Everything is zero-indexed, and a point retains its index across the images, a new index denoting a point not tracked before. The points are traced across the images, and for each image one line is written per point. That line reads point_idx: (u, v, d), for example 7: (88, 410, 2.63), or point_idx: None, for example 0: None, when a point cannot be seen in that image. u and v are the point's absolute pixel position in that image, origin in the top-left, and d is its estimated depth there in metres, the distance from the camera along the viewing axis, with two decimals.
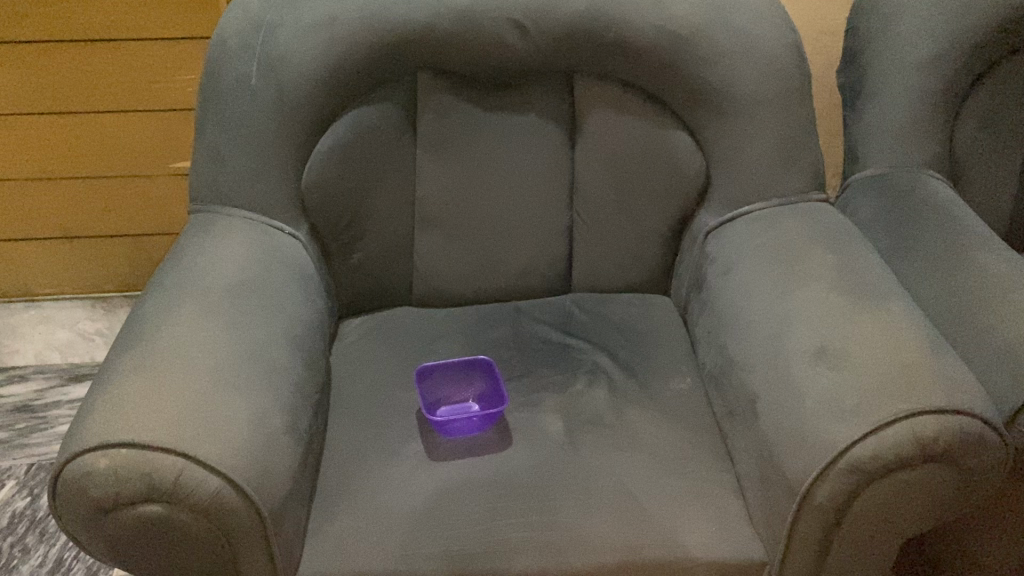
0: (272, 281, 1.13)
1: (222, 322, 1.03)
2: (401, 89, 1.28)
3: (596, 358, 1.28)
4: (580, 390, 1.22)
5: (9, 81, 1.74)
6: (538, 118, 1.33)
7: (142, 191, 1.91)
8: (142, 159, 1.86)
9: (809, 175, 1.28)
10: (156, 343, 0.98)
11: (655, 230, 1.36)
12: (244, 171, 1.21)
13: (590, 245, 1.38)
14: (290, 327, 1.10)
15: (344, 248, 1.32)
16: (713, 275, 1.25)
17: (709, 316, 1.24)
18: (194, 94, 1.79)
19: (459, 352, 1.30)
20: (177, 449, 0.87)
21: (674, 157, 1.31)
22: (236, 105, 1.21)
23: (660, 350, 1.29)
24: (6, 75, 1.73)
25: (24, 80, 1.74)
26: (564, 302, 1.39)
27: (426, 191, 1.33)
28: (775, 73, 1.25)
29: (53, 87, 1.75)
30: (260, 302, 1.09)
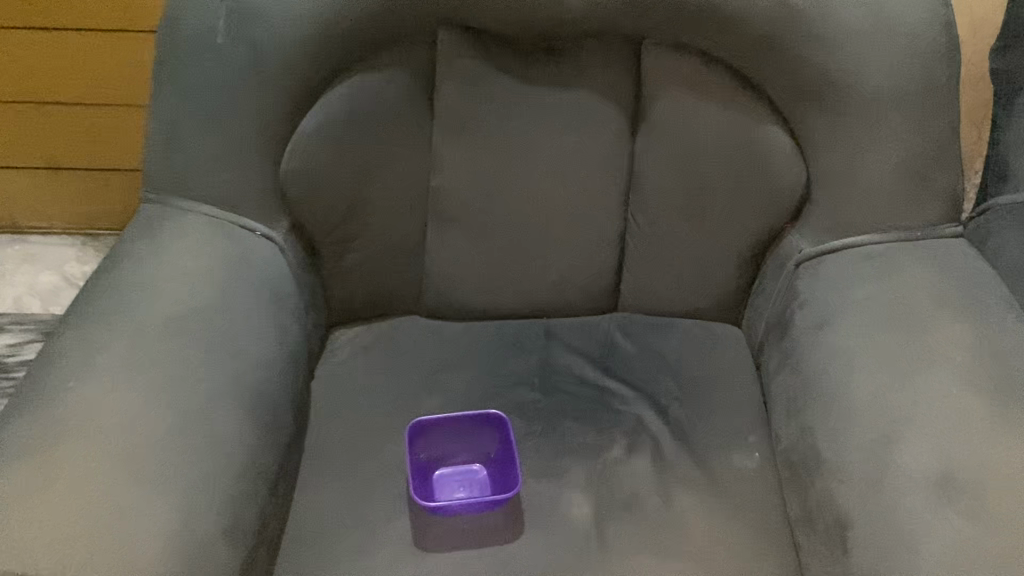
0: (229, 310, 0.88)
1: (153, 381, 0.79)
2: (413, 51, 0.99)
3: (641, 414, 1.02)
4: (615, 460, 0.97)
5: None
6: (590, 96, 1.02)
7: (132, 126, 1.65)
8: (128, 88, 1.60)
9: (943, 200, 0.97)
10: (60, 413, 0.75)
11: (730, 250, 1.07)
12: (208, 155, 0.95)
13: (645, 259, 1.09)
14: (246, 376, 0.85)
15: (336, 249, 1.05)
16: (801, 327, 0.97)
17: (792, 379, 0.96)
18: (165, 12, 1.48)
19: (471, 389, 1.04)
20: None
21: (766, 161, 1.00)
22: (198, 69, 0.93)
23: (724, 410, 1.02)
24: None
25: None
26: (606, 328, 1.12)
27: (441, 182, 1.05)
28: (914, 64, 0.93)
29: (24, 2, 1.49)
30: (210, 345, 0.84)
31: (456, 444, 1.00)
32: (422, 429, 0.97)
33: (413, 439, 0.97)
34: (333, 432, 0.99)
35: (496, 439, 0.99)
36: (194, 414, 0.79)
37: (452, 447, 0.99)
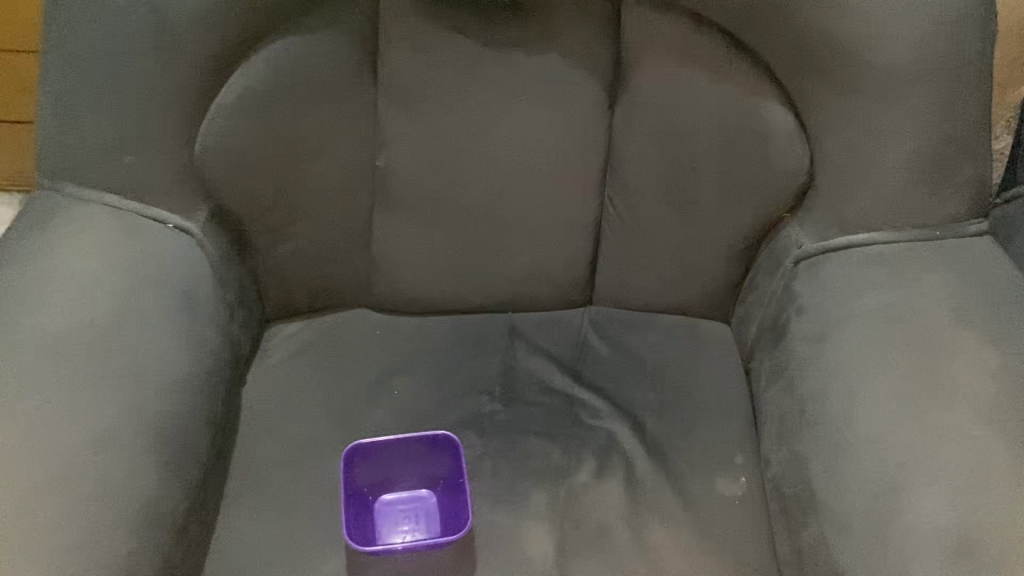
0: (126, 327, 0.77)
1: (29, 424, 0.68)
2: (352, 10, 0.83)
3: (613, 429, 0.90)
4: (583, 485, 0.86)
5: None
6: (562, 62, 0.86)
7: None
8: None
9: (968, 192, 0.84)
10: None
11: (720, 240, 0.93)
12: (107, 134, 0.80)
13: (623, 248, 0.96)
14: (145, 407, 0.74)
15: (267, 237, 0.92)
16: (799, 337, 0.85)
17: (785, 397, 0.84)
18: None
19: (422, 399, 0.93)
20: None
21: (763, 142, 0.86)
22: (88, 30, 0.78)
23: (706, 424, 0.90)
24: None
25: None
26: (578, 325, 0.99)
27: (389, 160, 0.90)
28: (947, 31, 0.78)
29: None
30: (101, 374, 0.73)
31: (402, 469, 0.89)
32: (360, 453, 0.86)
33: (351, 465, 0.86)
34: (263, 451, 0.87)
35: (448, 463, 0.88)
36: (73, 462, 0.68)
37: (398, 470, 0.88)
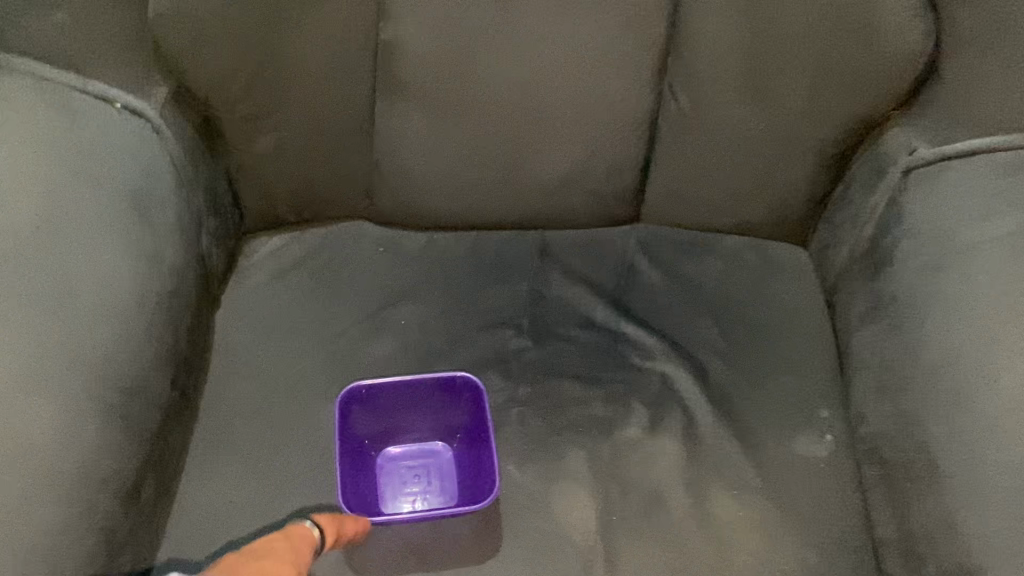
0: (56, 240, 0.59)
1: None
2: None
3: (669, 373, 0.74)
4: (633, 443, 0.70)
5: None
6: None
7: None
8: None
9: None
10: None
11: (808, 146, 0.75)
12: None
13: (686, 154, 0.77)
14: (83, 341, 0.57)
15: (243, 129, 0.73)
16: (911, 268, 0.67)
17: (889, 341, 0.68)
18: None
19: (433, 334, 0.77)
20: None
21: (886, 17, 0.66)
22: None
23: (781, 368, 0.74)
24: None
25: None
26: (623, 247, 0.82)
27: (392, 35, 0.69)
28: None
29: None
30: (14, 295, 0.55)
31: (412, 418, 0.73)
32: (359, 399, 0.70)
33: (348, 413, 0.70)
34: (241, 395, 0.73)
35: (468, 412, 0.72)
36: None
37: (406, 419, 0.73)
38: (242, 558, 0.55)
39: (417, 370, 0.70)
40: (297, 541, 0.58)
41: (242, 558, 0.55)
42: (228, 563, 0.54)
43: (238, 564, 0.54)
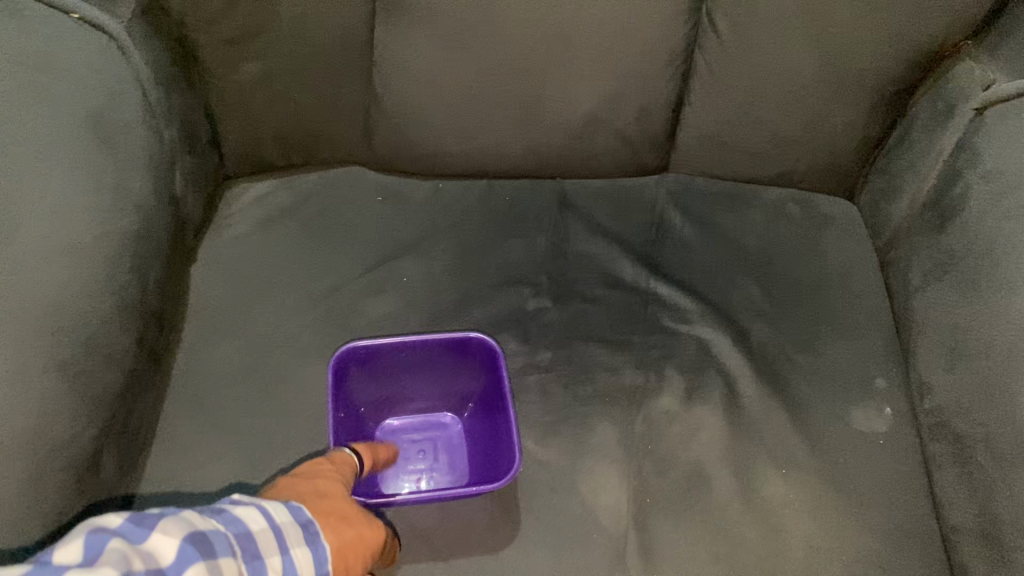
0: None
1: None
2: None
3: (706, 337, 0.65)
4: (667, 414, 0.62)
5: None
6: None
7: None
8: None
9: None
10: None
11: (867, 82, 0.66)
12: None
13: (727, 90, 0.68)
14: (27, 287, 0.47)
15: (224, 54, 0.64)
16: (988, 215, 0.59)
17: (961, 299, 0.60)
18: None
19: (440, 290, 0.68)
20: None
21: None
22: None
23: (833, 331, 0.66)
24: None
25: None
26: (652, 197, 0.74)
27: None
28: None
29: None
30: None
31: (418, 385, 0.65)
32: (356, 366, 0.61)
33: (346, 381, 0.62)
34: (223, 357, 0.64)
35: (480, 377, 0.64)
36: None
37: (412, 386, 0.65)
38: (284, 481, 0.49)
39: (423, 331, 0.62)
40: (344, 463, 0.52)
41: (283, 481, 0.49)
42: (274, 487, 0.48)
43: (288, 485, 0.48)
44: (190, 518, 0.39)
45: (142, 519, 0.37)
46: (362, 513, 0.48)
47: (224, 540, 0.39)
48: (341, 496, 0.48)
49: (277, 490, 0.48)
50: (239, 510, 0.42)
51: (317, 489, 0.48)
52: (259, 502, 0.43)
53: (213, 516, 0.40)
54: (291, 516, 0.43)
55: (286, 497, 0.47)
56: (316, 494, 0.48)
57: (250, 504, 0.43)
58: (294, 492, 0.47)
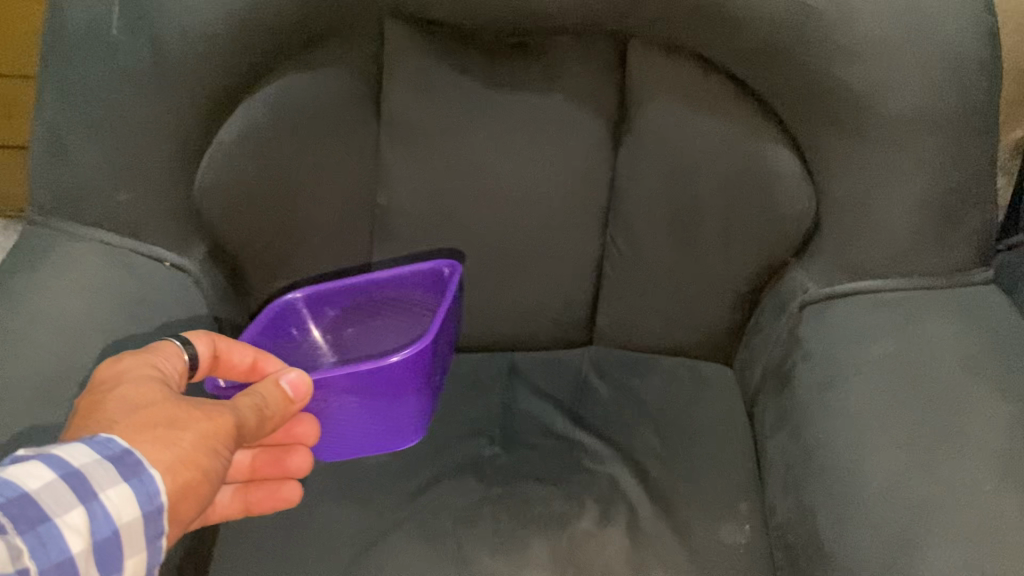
0: None
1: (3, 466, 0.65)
2: (364, 49, 0.83)
3: (614, 473, 0.89)
4: (587, 532, 0.84)
5: None
6: (568, 102, 0.87)
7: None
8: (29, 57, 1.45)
9: (974, 243, 0.83)
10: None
11: (720, 285, 0.93)
12: (105, 171, 0.78)
13: (625, 288, 0.96)
14: None
15: (264, 276, 0.91)
16: (807, 385, 0.83)
17: (792, 445, 0.83)
18: None
19: (421, 444, 0.92)
20: None
21: (772, 185, 0.85)
22: (89, 62, 0.76)
23: (709, 471, 0.89)
24: None
25: None
26: (579, 366, 0.99)
27: (389, 199, 0.91)
28: (953, 81, 0.76)
29: None
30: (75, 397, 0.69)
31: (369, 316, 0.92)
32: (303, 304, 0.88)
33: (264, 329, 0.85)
34: None
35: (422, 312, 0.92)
36: None
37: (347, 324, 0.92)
38: (102, 401, 0.62)
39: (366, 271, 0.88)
40: (151, 362, 0.67)
41: (105, 403, 0.61)
42: (89, 417, 0.61)
43: (101, 413, 0.60)
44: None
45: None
46: (186, 409, 0.63)
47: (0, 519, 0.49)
48: (158, 389, 0.64)
49: (98, 410, 0.61)
50: (22, 466, 0.52)
51: (136, 405, 0.61)
52: (46, 451, 0.54)
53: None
54: (97, 453, 0.55)
55: (109, 421, 0.60)
56: (137, 407, 0.61)
57: (33, 458, 0.53)
58: (119, 404, 0.61)
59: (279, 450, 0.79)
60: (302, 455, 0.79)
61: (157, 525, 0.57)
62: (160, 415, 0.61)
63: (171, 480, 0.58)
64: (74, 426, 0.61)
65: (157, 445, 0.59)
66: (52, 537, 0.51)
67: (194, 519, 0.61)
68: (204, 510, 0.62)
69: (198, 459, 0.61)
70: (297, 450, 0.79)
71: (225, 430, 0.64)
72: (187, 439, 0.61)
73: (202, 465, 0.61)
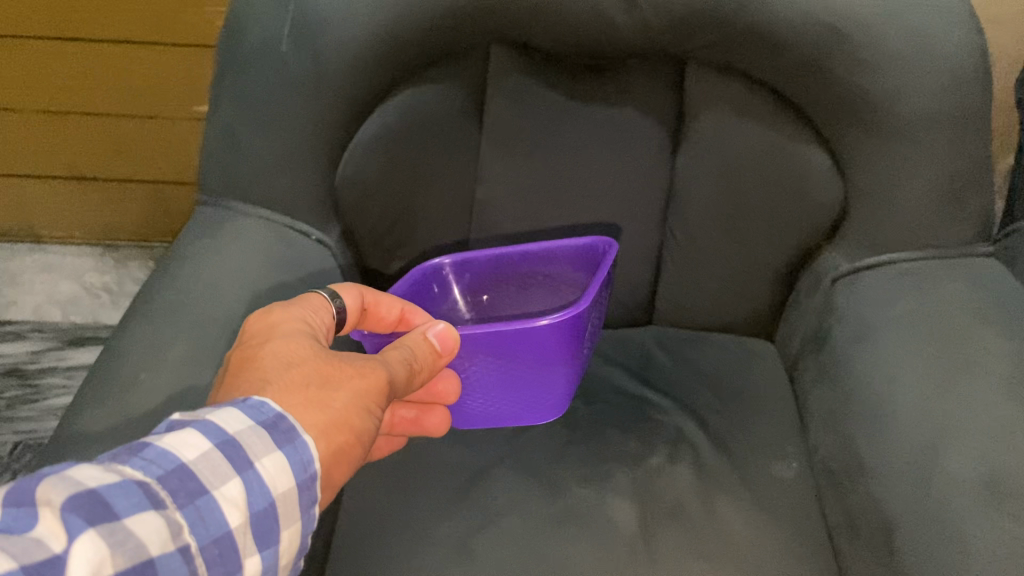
0: None
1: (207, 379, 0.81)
2: (470, 67, 1.01)
3: (678, 422, 1.04)
4: (658, 467, 0.99)
5: (22, 15, 1.48)
6: (636, 113, 1.05)
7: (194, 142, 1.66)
8: (141, 104, 1.60)
9: (977, 222, 1.00)
10: (120, 409, 0.77)
11: (762, 267, 1.11)
12: (268, 161, 0.97)
13: (681, 273, 1.14)
14: None
15: (384, 257, 1.10)
16: (840, 341, 1.00)
17: (831, 392, 0.99)
18: (176, 30, 1.49)
19: None
20: None
21: (806, 180, 1.03)
22: (260, 73, 0.96)
23: (759, 420, 1.04)
24: (18, 11, 1.48)
25: (28, 13, 1.48)
26: (643, 340, 1.16)
27: (487, 194, 1.09)
28: (953, 89, 0.95)
29: (83, 20, 1.48)
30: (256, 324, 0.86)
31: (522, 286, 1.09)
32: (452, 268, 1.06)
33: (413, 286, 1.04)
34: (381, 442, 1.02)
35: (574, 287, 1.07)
36: None
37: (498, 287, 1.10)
38: (259, 359, 0.67)
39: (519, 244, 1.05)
40: (298, 326, 0.72)
41: (261, 361, 0.67)
42: (248, 376, 0.66)
43: (260, 372, 0.66)
44: (123, 467, 0.52)
45: (89, 472, 0.51)
46: (336, 371, 0.67)
47: (163, 491, 0.53)
48: (306, 348, 0.69)
49: (256, 368, 0.66)
50: (183, 435, 0.56)
51: (289, 367, 0.66)
52: (204, 418, 0.58)
53: (157, 444, 0.55)
54: (251, 420, 0.59)
55: (266, 382, 0.65)
56: (290, 369, 0.66)
57: (190, 427, 0.57)
58: (275, 364, 0.66)
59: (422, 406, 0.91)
60: (439, 414, 0.92)
61: (309, 491, 0.61)
62: (313, 376, 0.66)
63: (325, 443, 0.63)
64: (233, 382, 0.67)
65: (312, 409, 0.64)
66: (211, 509, 0.54)
67: (352, 474, 0.67)
68: (359, 466, 0.68)
69: (348, 422, 0.65)
70: (436, 411, 0.92)
71: (373, 393, 0.69)
72: (339, 402, 0.66)
73: (355, 426, 0.66)
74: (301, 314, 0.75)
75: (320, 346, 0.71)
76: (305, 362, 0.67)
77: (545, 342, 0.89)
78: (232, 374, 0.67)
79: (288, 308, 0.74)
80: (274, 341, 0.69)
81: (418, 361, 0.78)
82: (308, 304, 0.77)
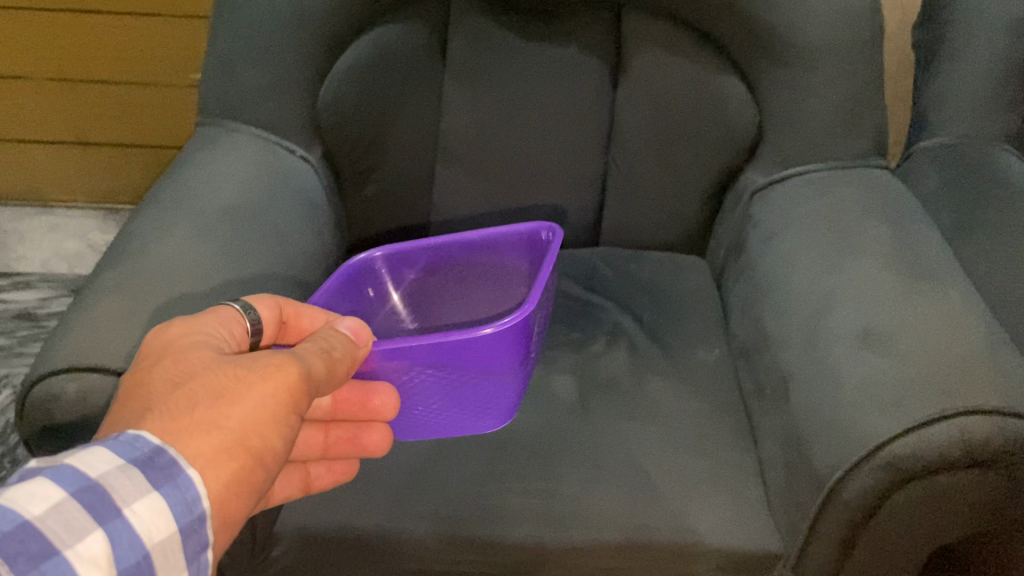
0: (275, 204, 1.06)
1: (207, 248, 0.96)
2: (433, 9, 1.18)
3: (617, 318, 1.20)
4: (598, 352, 1.14)
5: None
6: (578, 51, 1.20)
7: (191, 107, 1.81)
8: (141, 70, 1.75)
9: (871, 139, 1.16)
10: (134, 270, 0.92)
11: (693, 189, 1.27)
12: (259, 86, 1.13)
13: (623, 199, 1.29)
14: (290, 257, 1.03)
15: (359, 180, 1.25)
16: (755, 242, 1.16)
17: (746, 286, 1.14)
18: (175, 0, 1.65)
19: None
20: (134, 374, 0.79)
21: (726, 107, 1.19)
22: (252, 10, 1.11)
23: (687, 316, 1.20)
24: None
25: None
26: (591, 257, 1.31)
27: (449, 124, 1.24)
28: (845, 22, 1.11)
29: None
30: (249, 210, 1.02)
31: (461, 283, 1.17)
32: (393, 257, 1.14)
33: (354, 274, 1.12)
34: None
35: (518, 278, 1.15)
36: (242, 257, 0.97)
37: (442, 284, 1.17)
38: (149, 379, 0.65)
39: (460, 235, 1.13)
40: (198, 339, 0.70)
41: (150, 379, 0.65)
42: (138, 400, 0.64)
43: (148, 393, 0.64)
44: None
45: None
46: (234, 387, 0.65)
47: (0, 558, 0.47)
48: (200, 364, 0.66)
49: (146, 390, 0.64)
50: (30, 488, 0.51)
51: (178, 386, 0.64)
52: (57, 465, 0.54)
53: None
54: (120, 460, 0.55)
55: (154, 403, 0.63)
56: (180, 388, 0.64)
57: (35, 481, 0.52)
58: (161, 387, 0.64)
59: (358, 425, 0.88)
60: (378, 430, 0.88)
61: (195, 533, 0.57)
62: (204, 393, 0.63)
63: (213, 473, 0.60)
64: (122, 408, 0.65)
65: (198, 435, 0.61)
66: (62, 571, 0.49)
67: (256, 504, 0.64)
68: (264, 492, 0.65)
69: (243, 447, 0.62)
70: (374, 428, 0.88)
71: (278, 407, 0.66)
72: (234, 419, 0.63)
73: (251, 447, 0.63)
74: (204, 325, 0.72)
75: (220, 358, 0.68)
76: (196, 379, 0.64)
77: (489, 350, 0.91)
78: (122, 400, 0.65)
79: (189, 323, 0.71)
80: (167, 360, 0.67)
81: (336, 360, 0.74)
82: (215, 317, 0.74)
